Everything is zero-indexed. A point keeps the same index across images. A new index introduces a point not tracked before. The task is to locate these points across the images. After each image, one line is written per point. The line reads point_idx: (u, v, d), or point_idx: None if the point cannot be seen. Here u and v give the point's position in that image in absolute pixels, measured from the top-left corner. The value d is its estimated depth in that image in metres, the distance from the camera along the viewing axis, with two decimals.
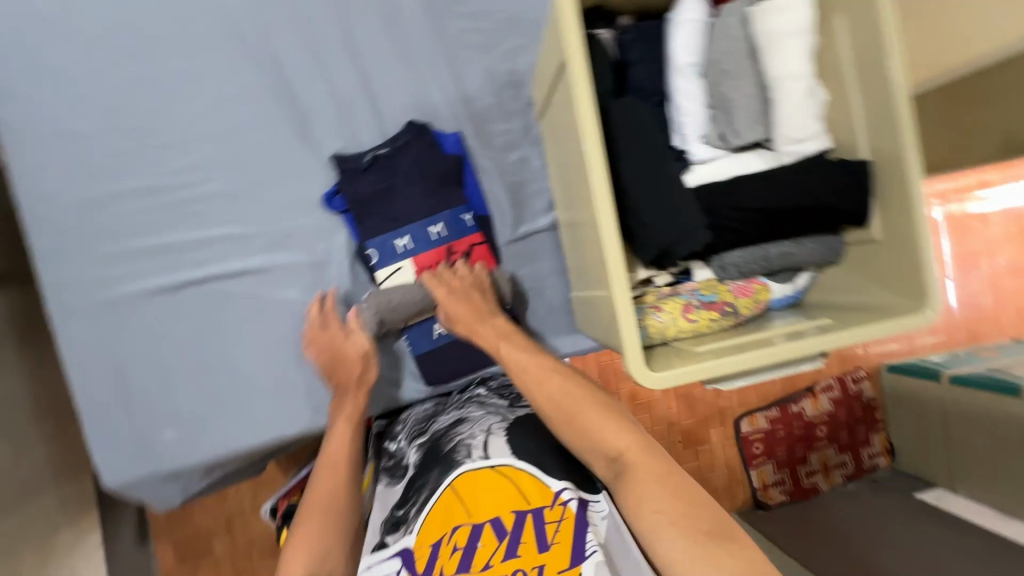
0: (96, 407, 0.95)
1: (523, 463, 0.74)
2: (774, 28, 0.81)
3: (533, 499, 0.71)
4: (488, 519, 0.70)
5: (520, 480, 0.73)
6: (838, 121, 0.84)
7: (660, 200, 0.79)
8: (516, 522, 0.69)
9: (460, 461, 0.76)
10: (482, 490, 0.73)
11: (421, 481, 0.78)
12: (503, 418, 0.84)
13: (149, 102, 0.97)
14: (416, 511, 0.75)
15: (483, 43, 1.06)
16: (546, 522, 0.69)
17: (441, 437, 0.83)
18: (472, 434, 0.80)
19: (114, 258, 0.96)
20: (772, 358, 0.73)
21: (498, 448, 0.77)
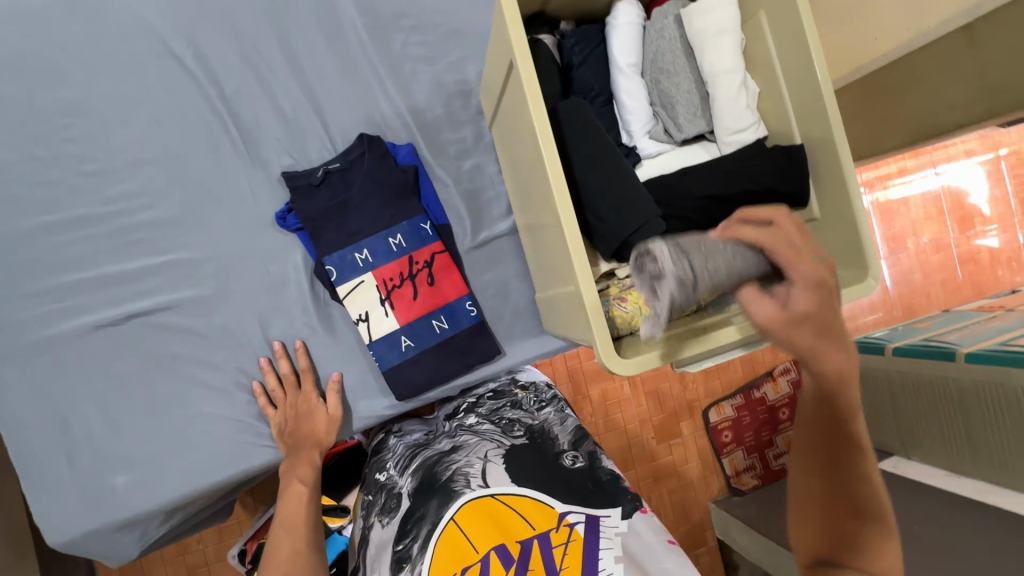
0: (35, 457, 0.88)
1: (524, 490, 0.76)
2: (706, 26, 0.86)
3: (538, 524, 0.71)
4: (492, 549, 0.68)
5: (522, 506, 0.73)
6: (771, 110, 0.89)
7: (615, 193, 0.81)
8: (524, 551, 0.68)
9: (461, 491, 0.77)
10: (483, 518, 0.72)
11: (421, 513, 0.78)
12: (497, 445, 0.87)
13: (78, 128, 0.92)
14: (420, 547, 0.74)
15: (428, 55, 1.07)
16: (555, 547, 0.69)
17: (436, 466, 0.84)
18: (469, 462, 0.82)
19: (47, 295, 0.89)
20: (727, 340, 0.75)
21: (496, 476, 0.79)
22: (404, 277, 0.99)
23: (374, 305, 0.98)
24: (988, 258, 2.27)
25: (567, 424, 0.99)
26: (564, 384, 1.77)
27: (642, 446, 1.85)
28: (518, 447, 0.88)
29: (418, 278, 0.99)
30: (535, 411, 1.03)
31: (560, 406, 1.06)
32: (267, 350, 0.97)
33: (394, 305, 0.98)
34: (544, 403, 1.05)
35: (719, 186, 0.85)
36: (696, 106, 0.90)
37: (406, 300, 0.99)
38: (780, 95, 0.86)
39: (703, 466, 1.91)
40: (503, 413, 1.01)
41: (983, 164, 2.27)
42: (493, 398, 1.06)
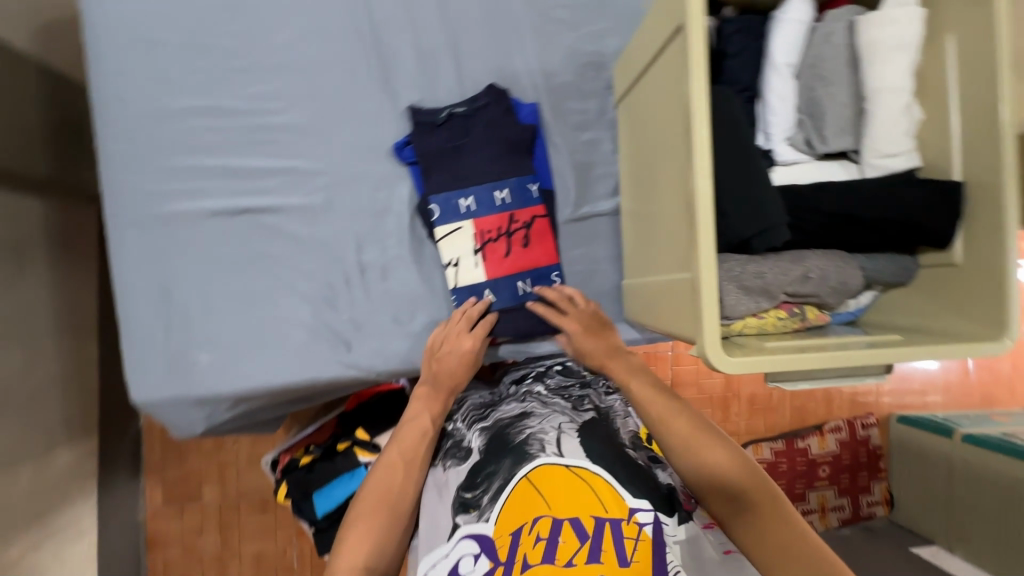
0: (135, 319, 0.94)
1: (598, 468, 0.79)
2: (885, 37, 0.80)
3: (612, 509, 0.75)
4: (568, 518, 0.73)
5: (599, 488, 0.76)
6: (930, 140, 0.83)
7: (748, 190, 0.77)
8: (597, 529, 0.73)
9: (535, 454, 0.80)
10: (561, 488, 0.76)
11: (492, 469, 0.82)
12: (571, 419, 0.88)
13: (237, 24, 0.96)
14: (490, 498, 0.78)
15: (572, 20, 1.06)
16: (625, 538, 0.73)
17: (508, 428, 0.87)
18: (544, 429, 0.84)
19: (175, 172, 0.95)
20: (821, 363, 0.70)
21: (571, 447, 0.81)
22: (501, 232, 0.99)
23: (466, 253, 0.99)
24: None
25: (629, 420, 0.97)
26: None
27: None
28: (589, 421, 0.88)
29: (514, 236, 0.99)
30: (603, 396, 1.00)
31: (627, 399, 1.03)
32: (357, 271, 1.00)
33: (485, 258, 0.99)
34: (612, 392, 1.02)
35: (855, 207, 0.81)
36: (848, 121, 0.85)
37: (498, 255, 0.99)
38: (947, 126, 0.80)
39: None
40: (573, 391, 0.99)
41: None
42: (562, 375, 1.04)
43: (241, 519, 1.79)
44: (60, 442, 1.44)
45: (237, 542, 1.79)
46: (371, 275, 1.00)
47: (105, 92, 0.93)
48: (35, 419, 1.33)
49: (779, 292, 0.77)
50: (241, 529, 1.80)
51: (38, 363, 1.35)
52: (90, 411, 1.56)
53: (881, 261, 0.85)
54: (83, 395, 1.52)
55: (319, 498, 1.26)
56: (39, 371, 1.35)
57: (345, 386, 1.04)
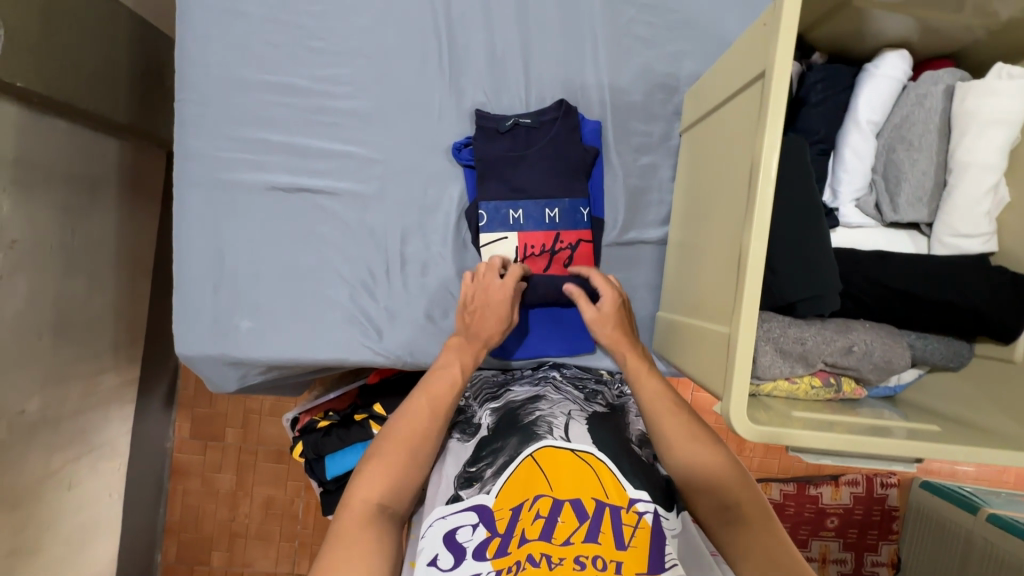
0: (189, 275, 0.99)
1: (602, 455, 0.80)
2: (984, 110, 0.75)
3: (612, 495, 0.75)
4: (568, 498, 0.74)
5: (601, 472, 0.77)
6: (1012, 225, 0.78)
7: (804, 252, 0.74)
8: (598, 511, 0.73)
9: (541, 436, 0.82)
10: (563, 468, 0.77)
11: (498, 445, 0.85)
12: (580, 408, 0.91)
13: (319, 5, 0.98)
14: (493, 471, 0.81)
15: (651, 39, 1.03)
16: (624, 524, 0.73)
17: (518, 409, 0.90)
18: (552, 413, 0.87)
19: (243, 144, 0.98)
20: (850, 446, 0.68)
21: (577, 434, 0.83)
22: (544, 248, 1.00)
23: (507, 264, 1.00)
24: None
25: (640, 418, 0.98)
26: None
27: None
28: (599, 414, 0.91)
29: (556, 254, 1.00)
30: (616, 394, 1.02)
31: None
32: (398, 263, 1.02)
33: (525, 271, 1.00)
34: (625, 394, 1.03)
35: (915, 286, 0.77)
36: (925, 190, 0.80)
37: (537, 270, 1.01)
38: None
39: None
40: (587, 383, 1.01)
41: None
42: (579, 369, 1.06)
43: (257, 462, 1.91)
44: (106, 368, 1.53)
45: (250, 484, 1.91)
46: (411, 268, 1.02)
47: (189, 57, 0.97)
48: (88, 343, 1.43)
49: (817, 360, 0.75)
50: (255, 472, 1.91)
51: (97, 292, 1.43)
52: (137, 344, 1.66)
53: (933, 343, 0.80)
54: (132, 329, 1.61)
55: (332, 460, 1.32)
56: (97, 300, 1.43)
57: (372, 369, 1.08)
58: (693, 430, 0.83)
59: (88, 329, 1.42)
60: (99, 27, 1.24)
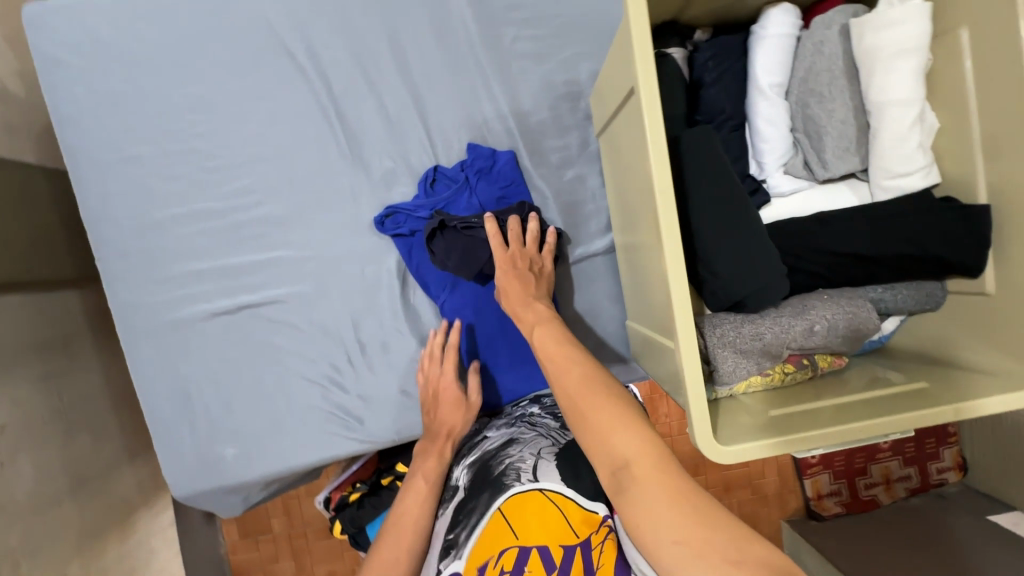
0: (163, 422, 1.00)
1: (572, 491, 0.74)
2: (883, 45, 0.69)
3: (581, 530, 0.70)
4: (535, 545, 0.70)
5: (569, 508, 0.72)
6: (950, 151, 0.72)
7: (735, 247, 0.71)
8: (566, 557, 0.68)
9: (509, 484, 0.77)
10: (530, 514, 0.73)
11: (472, 505, 0.80)
12: (552, 442, 0.86)
13: (204, 124, 0.97)
14: (466, 535, 0.77)
15: (539, 52, 0.98)
16: (595, 550, 0.69)
17: (490, 460, 0.85)
18: (521, 457, 0.82)
19: (175, 281, 0.98)
20: (840, 438, 0.64)
21: (546, 471, 0.78)
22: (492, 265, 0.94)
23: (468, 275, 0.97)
24: None
25: None
26: (642, 384, 1.72)
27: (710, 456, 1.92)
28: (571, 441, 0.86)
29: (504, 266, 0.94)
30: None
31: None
32: (358, 349, 1.01)
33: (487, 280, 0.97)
34: None
35: (865, 244, 0.73)
36: (850, 140, 0.75)
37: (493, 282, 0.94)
38: (968, 133, 0.69)
39: (782, 482, 2.01)
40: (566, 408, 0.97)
41: None
42: None
43: (310, 543, 1.95)
44: (138, 506, 1.54)
45: (310, 565, 1.95)
46: (372, 350, 1.01)
47: (99, 215, 0.97)
48: (111, 491, 1.44)
49: (781, 349, 0.71)
50: (311, 552, 1.95)
51: (103, 441, 1.44)
52: (159, 472, 1.68)
53: (901, 291, 0.76)
54: (150, 461, 1.63)
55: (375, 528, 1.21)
56: (106, 448, 1.45)
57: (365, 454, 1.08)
58: (592, 374, 0.65)
59: (107, 478, 1.44)
60: (16, 197, 1.24)
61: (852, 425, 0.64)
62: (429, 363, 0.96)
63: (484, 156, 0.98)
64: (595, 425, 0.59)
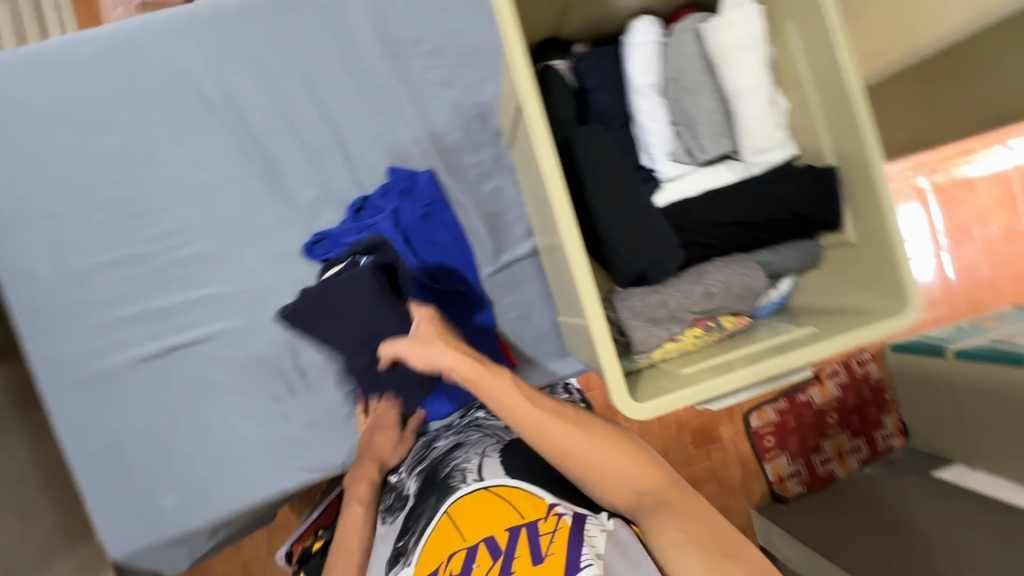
0: (95, 479, 0.96)
1: (516, 482, 0.77)
2: (729, 42, 0.80)
3: (527, 514, 0.73)
4: (482, 540, 0.72)
5: (513, 497, 0.75)
6: (801, 127, 0.84)
7: (631, 227, 0.79)
8: (511, 542, 0.71)
9: (456, 485, 0.79)
10: (476, 513, 0.75)
11: (420, 510, 0.81)
12: (498, 441, 0.87)
13: (122, 173, 0.98)
14: (414, 540, 0.78)
15: (445, 78, 1.06)
16: (541, 534, 0.71)
17: (439, 464, 0.86)
18: (467, 458, 0.83)
19: (99, 331, 0.96)
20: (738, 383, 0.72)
21: (491, 469, 0.79)
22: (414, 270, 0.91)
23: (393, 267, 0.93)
24: None
25: None
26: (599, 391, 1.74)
27: (675, 452, 1.81)
28: (519, 437, 0.87)
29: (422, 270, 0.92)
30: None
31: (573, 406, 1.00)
32: (298, 377, 1.01)
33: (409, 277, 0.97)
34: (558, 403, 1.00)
35: (744, 212, 0.82)
36: (719, 126, 0.85)
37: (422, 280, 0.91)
38: (810, 109, 0.81)
39: (745, 469, 1.87)
40: None
41: None
42: None
43: None
44: None
45: None
46: (312, 376, 1.02)
47: (15, 273, 0.96)
48: None
49: (685, 314, 0.79)
50: None
51: (34, 522, 1.34)
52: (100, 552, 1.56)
53: (784, 253, 0.85)
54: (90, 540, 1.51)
55: None
56: (37, 529, 1.34)
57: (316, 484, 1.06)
58: (564, 415, 0.74)
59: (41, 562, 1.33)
60: None
61: (746, 370, 0.72)
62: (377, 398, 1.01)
63: (404, 177, 1.04)
64: (595, 467, 0.71)
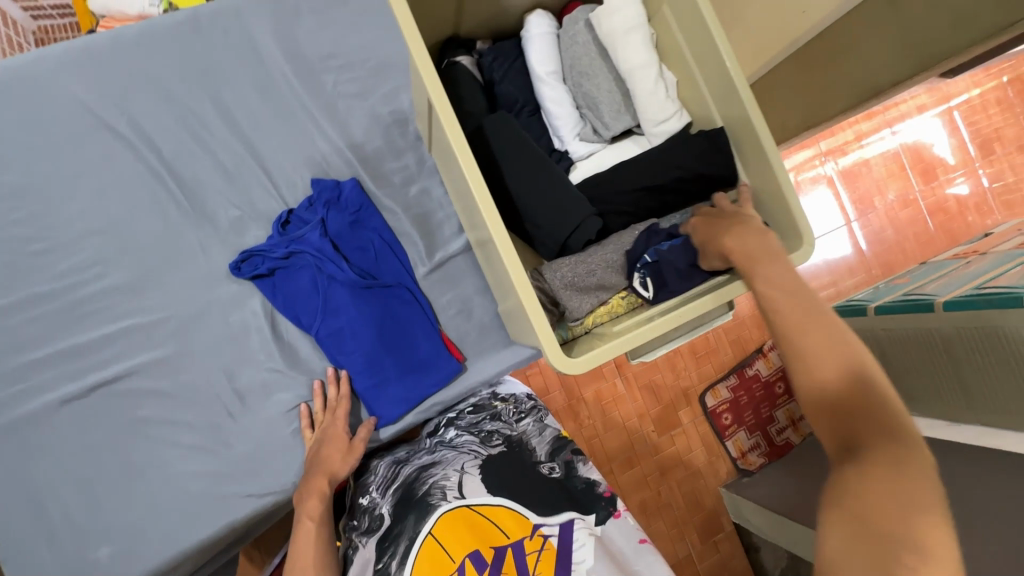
0: (14, 540, 0.87)
1: (500, 500, 0.83)
2: (615, 26, 0.88)
3: (513, 533, 0.80)
4: (467, 555, 0.76)
5: (497, 515, 0.81)
6: (691, 97, 0.91)
7: (548, 200, 0.83)
8: (498, 557, 0.77)
9: (438, 503, 0.82)
10: (461, 531, 0.79)
11: (398, 530, 0.83)
12: (475, 456, 0.92)
13: (23, 210, 0.94)
14: (398, 563, 0.79)
15: (360, 90, 1.08)
16: (528, 554, 0.78)
17: (414, 482, 0.88)
18: (446, 475, 0.87)
19: (8, 378, 0.90)
20: (647, 336, 0.73)
21: (472, 487, 0.84)
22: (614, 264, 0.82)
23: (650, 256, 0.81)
24: (956, 206, 2.14)
25: (545, 434, 1.01)
26: (558, 393, 1.75)
27: (640, 442, 1.81)
28: (497, 456, 0.92)
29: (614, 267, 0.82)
30: (515, 422, 1.03)
31: (540, 415, 1.06)
32: (237, 400, 0.97)
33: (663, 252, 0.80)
34: (524, 415, 1.05)
35: (652, 177, 0.88)
36: (619, 103, 0.92)
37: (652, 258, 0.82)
38: (696, 78, 0.88)
39: (708, 451, 1.86)
40: (483, 425, 1.01)
41: (937, 116, 2.16)
42: (472, 412, 1.05)
43: None
44: None
45: None
46: (253, 398, 0.98)
47: None
48: None
49: (612, 280, 0.83)
50: None
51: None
52: None
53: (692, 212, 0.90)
54: None
55: None
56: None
57: (268, 515, 1.01)
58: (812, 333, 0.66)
59: None
60: None
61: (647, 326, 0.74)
62: (323, 413, 0.98)
63: (328, 187, 1.03)
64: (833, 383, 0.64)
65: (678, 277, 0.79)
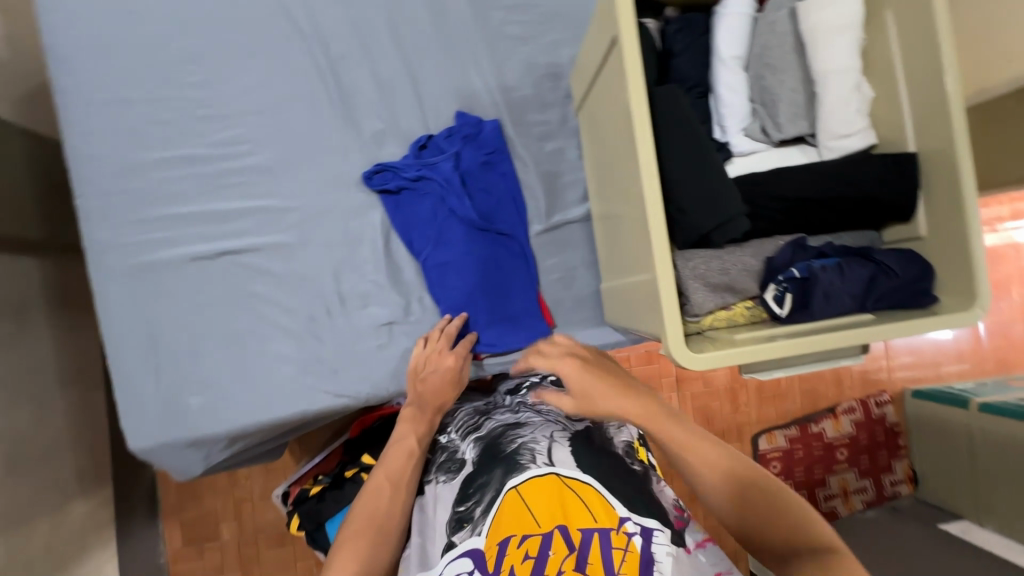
0: (125, 366, 0.97)
1: (588, 477, 0.78)
2: (824, 20, 0.79)
3: (600, 518, 0.73)
4: (556, 527, 0.72)
5: (589, 499, 0.75)
6: (884, 117, 0.83)
7: (700, 186, 0.78)
8: (584, 539, 0.71)
9: (526, 465, 0.80)
10: (549, 500, 0.75)
11: (484, 480, 0.81)
12: (563, 428, 0.88)
13: (199, 75, 1.00)
14: (482, 510, 0.77)
15: (525, 35, 1.07)
16: (613, 547, 0.70)
17: (500, 437, 0.87)
18: (535, 438, 0.85)
19: (151, 223, 0.98)
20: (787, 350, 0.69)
21: (562, 456, 0.81)
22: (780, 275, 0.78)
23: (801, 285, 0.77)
24: None
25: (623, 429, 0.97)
26: None
27: None
28: (583, 431, 0.89)
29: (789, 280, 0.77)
30: None
31: None
32: (337, 301, 1.02)
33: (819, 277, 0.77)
34: None
35: (818, 193, 0.81)
36: (800, 106, 0.85)
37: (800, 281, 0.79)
38: (899, 97, 0.80)
39: None
40: None
41: None
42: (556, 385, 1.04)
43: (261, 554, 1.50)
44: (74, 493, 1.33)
45: None
46: (351, 304, 1.02)
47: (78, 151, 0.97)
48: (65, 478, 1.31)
49: (743, 288, 0.80)
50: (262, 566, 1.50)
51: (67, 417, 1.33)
52: None
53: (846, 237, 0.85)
54: None
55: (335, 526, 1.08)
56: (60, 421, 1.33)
57: (335, 416, 1.06)
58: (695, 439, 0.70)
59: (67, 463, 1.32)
60: None
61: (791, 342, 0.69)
62: (432, 345, 0.98)
63: (471, 123, 1.04)
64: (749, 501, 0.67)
65: (825, 300, 0.74)
